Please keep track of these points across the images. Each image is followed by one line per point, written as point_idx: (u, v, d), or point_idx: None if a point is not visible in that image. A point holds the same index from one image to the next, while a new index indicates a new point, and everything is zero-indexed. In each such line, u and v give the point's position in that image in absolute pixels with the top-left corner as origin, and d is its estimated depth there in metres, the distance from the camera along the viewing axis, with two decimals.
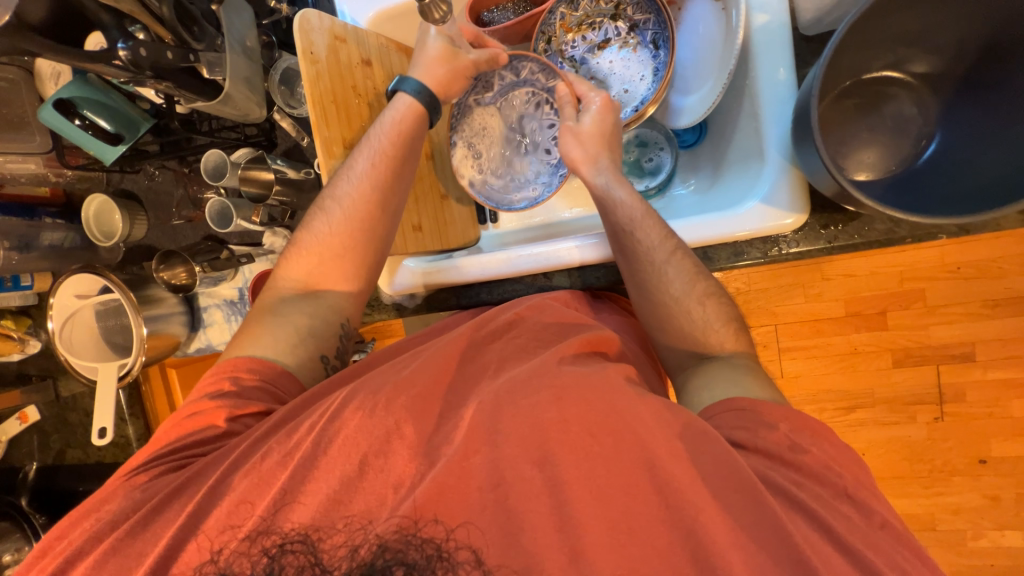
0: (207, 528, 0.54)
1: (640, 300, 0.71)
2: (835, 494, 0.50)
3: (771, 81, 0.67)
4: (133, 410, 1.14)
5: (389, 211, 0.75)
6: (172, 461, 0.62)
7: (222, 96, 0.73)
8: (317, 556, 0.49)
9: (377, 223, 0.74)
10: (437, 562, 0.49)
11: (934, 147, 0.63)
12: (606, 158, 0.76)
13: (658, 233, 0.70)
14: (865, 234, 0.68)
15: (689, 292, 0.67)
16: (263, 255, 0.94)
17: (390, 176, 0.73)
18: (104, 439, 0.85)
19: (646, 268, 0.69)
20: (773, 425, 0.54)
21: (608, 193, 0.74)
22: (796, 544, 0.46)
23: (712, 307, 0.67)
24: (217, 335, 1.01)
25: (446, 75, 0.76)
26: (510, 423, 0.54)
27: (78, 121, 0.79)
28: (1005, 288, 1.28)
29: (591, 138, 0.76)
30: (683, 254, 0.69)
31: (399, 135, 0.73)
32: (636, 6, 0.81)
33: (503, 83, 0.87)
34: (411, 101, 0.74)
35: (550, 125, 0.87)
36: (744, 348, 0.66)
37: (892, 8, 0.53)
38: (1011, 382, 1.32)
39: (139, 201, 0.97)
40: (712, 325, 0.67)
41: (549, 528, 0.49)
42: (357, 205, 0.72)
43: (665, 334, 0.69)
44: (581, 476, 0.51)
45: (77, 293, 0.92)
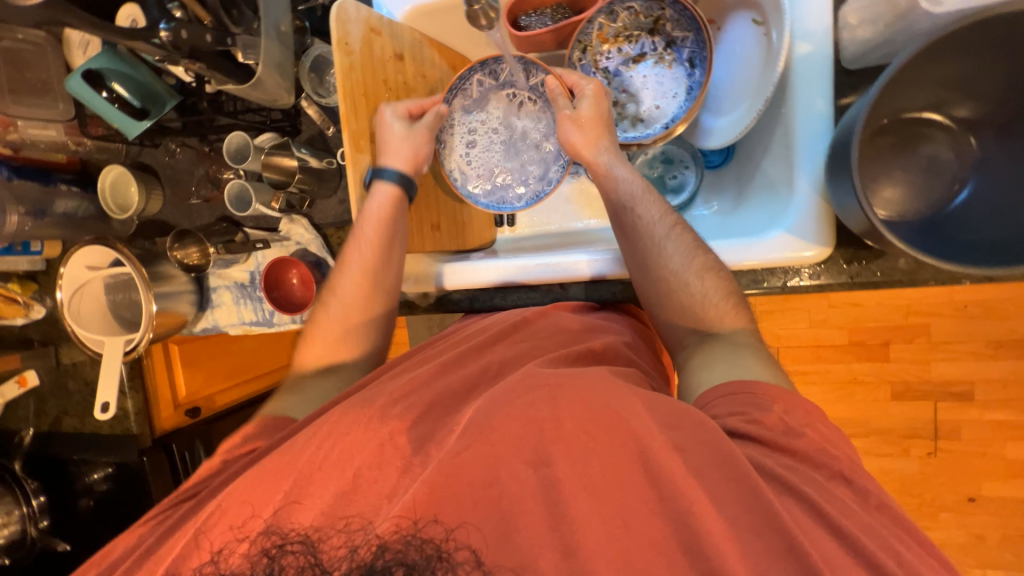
0: (210, 531, 0.53)
1: (638, 277, 0.71)
2: (830, 477, 0.50)
3: (807, 111, 0.67)
4: (133, 384, 1.09)
5: (383, 289, 0.79)
6: (174, 503, 0.62)
7: (252, 80, 0.73)
8: (317, 557, 0.47)
9: (375, 300, 0.79)
10: (437, 562, 0.46)
11: (966, 193, 0.63)
12: (608, 139, 0.75)
13: (658, 208, 0.71)
14: (887, 272, 0.68)
15: (688, 265, 0.67)
16: (278, 242, 0.92)
17: (379, 260, 0.77)
18: (106, 414, 0.85)
19: (645, 241, 0.70)
20: (767, 407, 0.53)
21: (610, 172, 0.74)
22: (793, 534, 0.44)
23: (711, 281, 0.66)
24: (225, 317, 1.00)
25: (413, 151, 0.76)
26: (504, 421, 0.52)
27: (105, 94, 0.79)
28: (1010, 332, 1.28)
29: (590, 124, 0.74)
30: (683, 229, 0.70)
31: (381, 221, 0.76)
32: (676, 23, 0.80)
33: (481, 88, 0.85)
34: (391, 189, 0.76)
35: (539, 121, 0.87)
36: (745, 323, 0.65)
37: (944, 50, 0.52)
38: (1005, 424, 1.32)
39: (156, 174, 0.96)
40: (711, 298, 0.66)
41: (541, 526, 0.47)
42: (354, 292, 0.78)
43: (664, 310, 0.69)
44: (575, 475, 0.49)
45: (89, 264, 0.91)
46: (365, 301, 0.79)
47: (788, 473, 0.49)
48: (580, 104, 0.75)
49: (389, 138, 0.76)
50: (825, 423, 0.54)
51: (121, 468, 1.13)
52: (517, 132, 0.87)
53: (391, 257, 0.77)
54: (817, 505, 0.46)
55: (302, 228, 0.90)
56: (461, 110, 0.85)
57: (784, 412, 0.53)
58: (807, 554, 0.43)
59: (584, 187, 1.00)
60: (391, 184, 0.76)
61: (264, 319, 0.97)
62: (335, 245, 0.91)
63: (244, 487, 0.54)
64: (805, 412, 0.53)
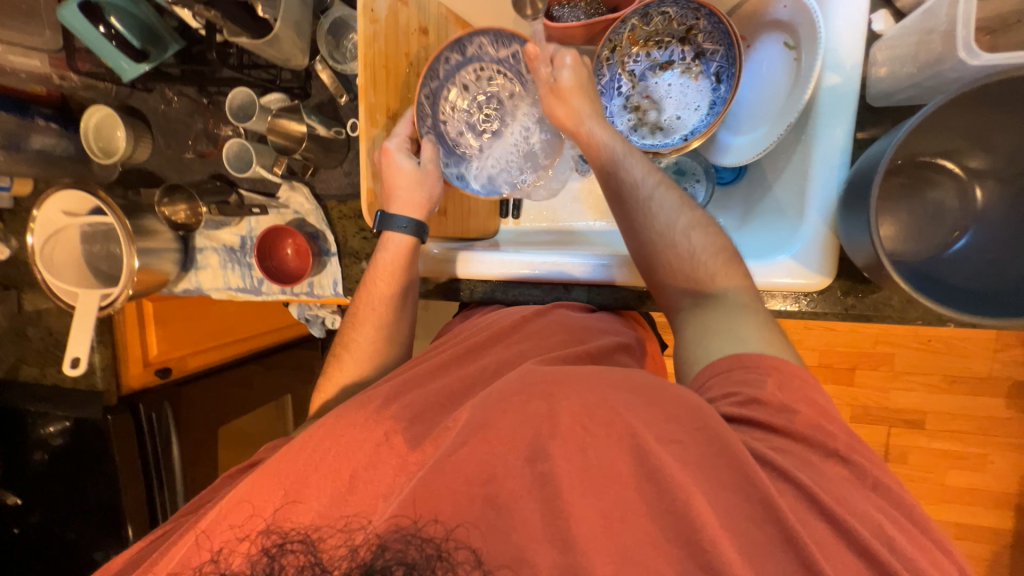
0: (210, 529, 0.53)
1: (627, 239, 0.71)
2: (825, 457, 0.50)
3: (827, 141, 0.68)
4: (103, 338, 1.05)
5: (399, 339, 0.79)
6: (178, 517, 0.65)
7: (269, 36, 0.69)
8: (317, 556, 0.48)
9: (386, 354, 0.78)
10: (437, 562, 0.47)
11: (964, 241, 0.65)
12: (587, 101, 0.73)
13: (644, 166, 0.71)
14: (879, 309, 0.70)
15: (674, 224, 0.67)
16: (275, 208, 0.88)
17: (394, 311, 0.77)
18: (76, 369, 0.81)
19: (631, 203, 0.70)
20: (763, 384, 0.54)
21: (592, 136, 0.73)
22: (788, 526, 0.44)
23: (699, 238, 0.66)
24: (209, 280, 0.95)
25: (426, 197, 0.75)
26: (501, 419, 0.52)
27: (103, 29, 0.72)
28: (965, 368, 1.36)
29: (569, 92, 0.73)
30: (670, 186, 0.70)
31: (392, 272, 0.76)
32: (708, 35, 0.79)
33: (448, 65, 0.79)
34: (407, 239, 0.76)
35: (510, 96, 0.86)
36: (738, 279, 0.64)
37: (965, 104, 0.55)
38: (948, 453, 1.41)
39: (145, 120, 0.90)
40: (700, 257, 0.66)
41: (538, 522, 0.48)
42: (364, 348, 0.76)
43: (655, 272, 0.68)
44: (572, 473, 0.49)
45: (66, 210, 0.85)
46: (383, 350, 0.77)
47: (777, 455, 0.49)
48: (558, 73, 0.74)
49: (402, 188, 0.73)
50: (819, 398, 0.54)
51: (82, 424, 1.08)
52: (490, 111, 0.86)
53: (406, 305, 0.78)
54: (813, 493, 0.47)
55: (302, 197, 0.86)
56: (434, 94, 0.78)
57: (778, 387, 0.53)
58: (799, 554, 0.44)
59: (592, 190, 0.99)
60: (404, 234, 0.75)
61: (252, 287, 0.93)
62: (335, 219, 0.87)
63: (246, 484, 0.54)
64: (800, 383, 0.54)
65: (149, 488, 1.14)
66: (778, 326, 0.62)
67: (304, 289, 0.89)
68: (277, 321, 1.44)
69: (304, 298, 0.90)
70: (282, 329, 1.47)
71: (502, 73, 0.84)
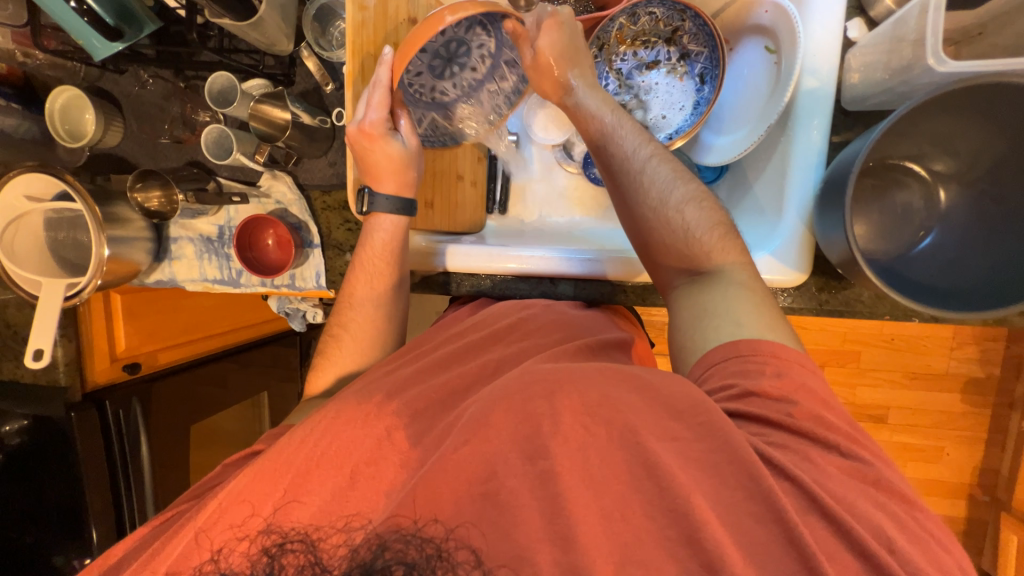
0: (207, 525, 0.51)
1: (621, 216, 0.72)
2: (825, 451, 0.53)
3: (805, 142, 0.71)
4: (66, 329, 1.00)
5: (396, 318, 0.81)
6: (186, 497, 0.64)
7: (254, 19, 0.67)
8: (317, 556, 0.47)
9: (387, 333, 0.80)
10: (436, 562, 0.46)
11: (929, 240, 0.69)
12: (572, 71, 0.72)
13: (635, 137, 0.71)
14: (851, 304, 0.74)
15: (667, 198, 0.68)
16: (256, 197, 0.85)
17: (392, 289, 0.78)
18: (40, 362, 0.76)
19: (623, 176, 0.71)
20: (759, 377, 0.56)
21: (581, 105, 0.73)
22: (788, 517, 0.47)
23: (692, 213, 0.67)
24: (184, 272, 0.92)
25: (408, 176, 0.75)
26: (498, 415, 0.52)
27: (74, 4, 0.68)
28: (925, 365, 1.44)
29: (548, 66, 0.70)
30: (662, 158, 0.70)
31: (387, 253, 0.76)
32: (693, 37, 0.81)
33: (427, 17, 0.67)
34: (397, 218, 0.76)
35: (478, 42, 0.75)
36: (731, 254, 0.66)
37: (933, 108, 0.58)
38: (909, 445, 1.49)
39: (118, 104, 0.86)
40: (694, 232, 0.67)
41: (538, 522, 0.48)
42: (363, 326, 0.78)
43: (650, 248, 0.70)
44: (572, 469, 0.50)
45: (28, 194, 0.81)
46: (381, 329, 0.79)
47: (777, 452, 0.51)
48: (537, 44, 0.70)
49: (388, 172, 0.73)
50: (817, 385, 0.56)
51: (43, 421, 1.02)
52: (454, 54, 0.75)
53: (404, 283, 0.79)
54: (812, 491, 0.49)
55: (285, 186, 0.83)
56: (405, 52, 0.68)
57: (774, 374, 0.56)
58: (788, 545, 0.46)
59: (572, 192, 1.01)
60: (391, 212, 0.76)
61: (230, 278, 0.91)
62: (319, 209, 0.85)
63: (237, 483, 0.52)
64: (799, 369, 0.56)
65: (117, 491, 1.09)
66: (776, 306, 0.63)
67: (285, 282, 0.87)
68: (253, 315, 1.43)
69: (285, 290, 0.88)
70: (257, 325, 1.45)
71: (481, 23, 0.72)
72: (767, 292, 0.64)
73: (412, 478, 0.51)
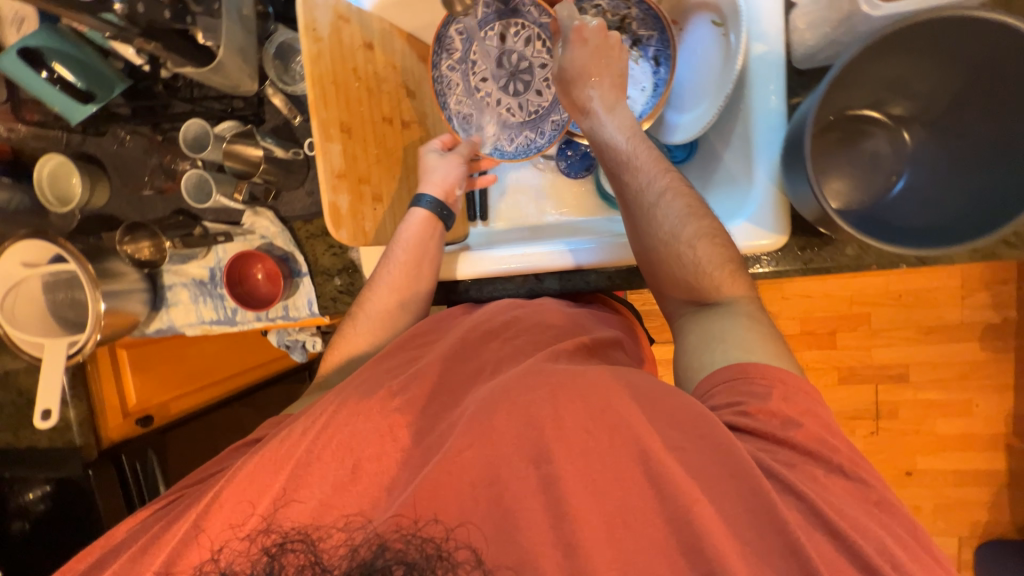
0: (206, 526, 0.52)
1: (633, 243, 0.72)
2: (828, 472, 0.51)
3: (763, 107, 0.72)
4: (76, 391, 1.01)
5: (411, 309, 0.79)
6: (176, 490, 0.63)
7: (213, 64, 0.69)
8: (317, 556, 0.47)
9: (401, 322, 0.79)
10: (437, 562, 0.46)
11: (903, 183, 0.70)
12: (592, 91, 0.75)
13: (650, 168, 0.70)
14: (836, 259, 0.73)
15: (680, 234, 0.67)
16: (240, 235, 0.88)
17: (410, 279, 0.78)
18: (47, 422, 0.78)
19: (636, 208, 0.70)
20: (765, 396, 0.55)
21: (597, 132, 0.75)
22: (792, 532, 0.45)
23: (705, 249, 0.66)
24: (181, 317, 0.94)
25: (444, 178, 0.81)
26: (488, 413, 0.53)
27: (45, 74, 0.73)
28: (938, 318, 1.41)
29: (570, 82, 0.76)
30: (677, 193, 0.68)
31: (412, 246, 0.78)
32: (642, 22, 0.82)
33: (489, 11, 0.85)
34: (424, 214, 0.79)
35: (541, 63, 0.88)
36: (741, 291, 0.66)
37: (879, 55, 0.59)
38: (935, 402, 1.45)
39: (101, 164, 0.89)
40: (705, 268, 0.66)
41: (539, 514, 0.48)
42: (382, 312, 0.78)
43: (659, 279, 0.70)
44: (567, 456, 0.50)
45: (25, 261, 0.84)
46: (391, 323, 0.78)
47: (783, 469, 0.50)
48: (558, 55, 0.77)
49: (428, 171, 0.82)
50: (821, 409, 0.55)
51: (62, 484, 1.03)
52: (517, 69, 0.89)
53: (422, 276, 0.78)
54: (813, 504, 0.48)
55: (268, 222, 0.86)
56: (462, 31, 0.85)
57: (782, 399, 0.55)
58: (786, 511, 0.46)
59: (553, 189, 1.02)
60: (425, 210, 0.79)
61: (227, 318, 0.92)
62: (303, 239, 0.87)
63: (238, 493, 0.53)
64: (804, 395, 0.55)
65: None
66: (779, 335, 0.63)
67: (279, 313, 0.88)
68: (257, 355, 1.40)
69: (281, 322, 0.89)
70: (264, 364, 1.42)
71: (540, 37, 0.86)
72: (771, 326, 0.64)
73: (410, 483, 0.51)
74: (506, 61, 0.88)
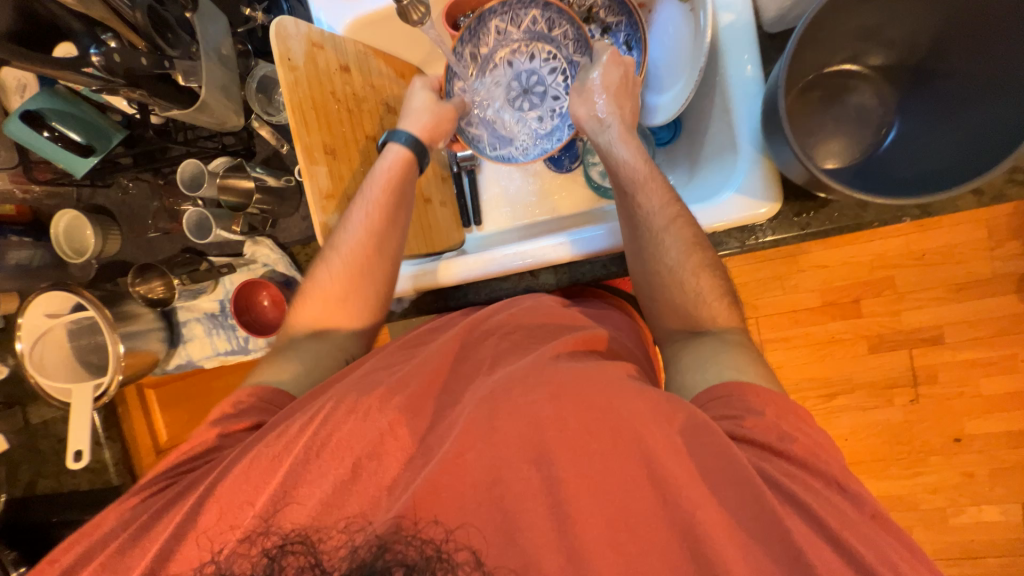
0: (204, 528, 0.53)
1: (634, 265, 0.72)
2: (826, 484, 0.49)
3: (739, 77, 0.71)
4: (110, 434, 1.08)
5: (386, 255, 0.76)
6: (164, 479, 0.61)
7: (198, 104, 0.72)
8: (317, 557, 0.49)
9: (377, 267, 0.76)
10: (437, 563, 0.47)
11: (893, 135, 0.68)
12: (608, 107, 0.76)
13: (661, 196, 0.70)
14: (836, 220, 0.71)
15: (684, 262, 0.67)
16: (243, 265, 0.91)
17: (385, 223, 0.75)
18: (80, 462, 0.81)
19: (644, 229, 0.70)
20: (760, 411, 0.53)
21: (611, 151, 0.75)
22: (792, 538, 0.44)
23: (706, 279, 0.67)
24: (197, 350, 0.98)
25: (431, 124, 0.81)
26: (484, 417, 0.53)
27: (46, 133, 0.78)
28: (967, 273, 1.34)
29: (591, 94, 0.78)
30: (685, 221, 0.68)
31: (389, 185, 0.76)
32: (608, 9, 0.83)
33: (534, 26, 0.87)
34: (402, 151, 0.78)
35: (554, 95, 0.91)
36: (735, 323, 0.66)
37: (849, 6, 0.58)
38: (976, 361, 1.38)
39: (113, 215, 0.94)
40: (704, 297, 0.66)
41: (541, 513, 0.48)
42: (356, 254, 0.74)
43: (658, 304, 0.70)
44: (566, 455, 0.50)
45: (48, 312, 0.88)
46: (358, 280, 0.75)
47: (786, 479, 0.48)
48: (590, 81, 0.78)
49: (413, 110, 0.82)
50: (814, 431, 0.53)
51: None
52: (530, 88, 0.91)
53: (396, 222, 0.76)
54: (815, 514, 0.46)
55: (267, 249, 0.88)
56: (501, 30, 0.87)
57: (777, 416, 0.53)
58: None
59: (541, 185, 1.02)
60: (404, 147, 0.78)
61: (240, 347, 0.95)
62: (303, 262, 0.90)
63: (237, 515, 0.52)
64: (795, 416, 0.53)
65: None
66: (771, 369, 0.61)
67: None
68: None
69: None
70: None
71: (563, 69, 0.89)
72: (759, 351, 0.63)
73: (409, 486, 0.51)
74: (522, 78, 0.91)
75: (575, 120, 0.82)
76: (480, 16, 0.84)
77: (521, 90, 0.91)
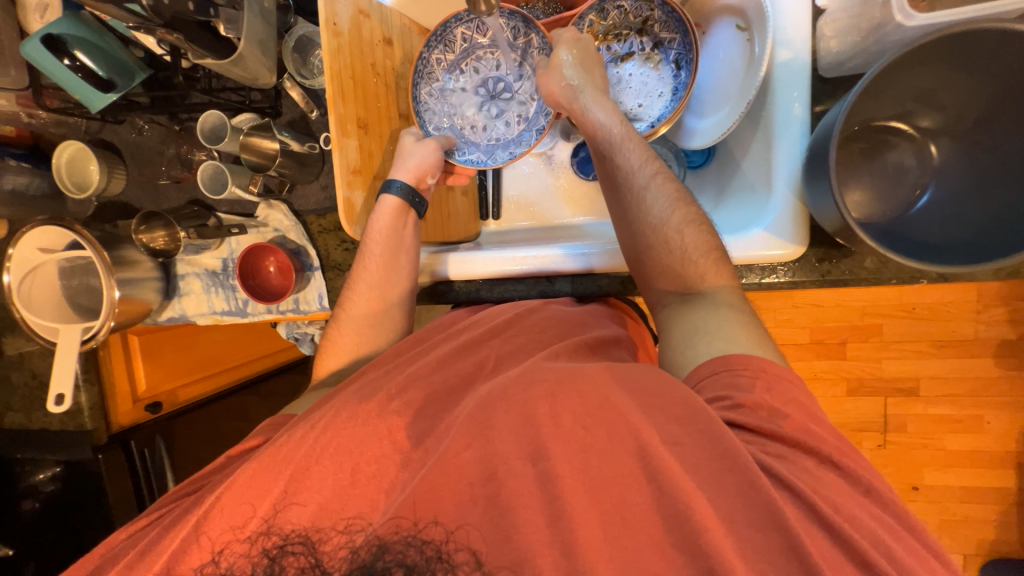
0: (208, 531, 0.52)
1: (620, 229, 0.71)
2: (818, 462, 0.49)
3: (786, 114, 0.70)
4: (88, 376, 1.01)
5: (391, 302, 0.79)
6: (185, 490, 0.64)
7: (234, 56, 0.69)
8: (317, 557, 0.48)
9: (384, 316, 0.79)
10: (437, 563, 0.46)
11: (926, 198, 0.69)
12: (578, 77, 0.73)
13: (640, 154, 0.69)
14: (856, 272, 0.72)
15: (668, 219, 0.67)
16: (253, 227, 0.88)
17: (388, 271, 0.77)
18: (60, 406, 0.78)
19: (627, 191, 0.70)
20: (749, 388, 0.53)
21: (587, 116, 0.72)
22: (792, 550, 0.43)
23: (692, 235, 0.66)
24: (193, 306, 0.95)
25: (417, 163, 0.76)
26: (486, 418, 0.53)
27: (67, 62, 0.73)
28: (952, 332, 1.38)
29: (558, 65, 0.73)
30: (665, 178, 0.69)
31: (387, 236, 0.76)
32: (664, 24, 0.81)
33: (501, 34, 0.81)
34: (395, 203, 0.75)
35: (522, 102, 0.85)
36: (724, 280, 0.65)
37: (912, 64, 0.57)
38: (946, 418, 1.42)
39: (120, 153, 0.90)
40: (691, 254, 0.66)
41: (539, 521, 0.47)
42: (364, 307, 0.78)
43: (647, 268, 0.69)
44: (569, 466, 0.49)
45: (42, 246, 0.84)
46: (364, 326, 0.78)
47: (777, 462, 0.48)
48: (557, 49, 0.73)
49: (402, 155, 0.77)
50: (810, 404, 0.53)
51: (74, 466, 1.04)
52: (497, 95, 0.86)
53: (399, 266, 0.78)
54: (814, 510, 0.45)
55: (281, 214, 0.86)
56: (467, 37, 0.81)
57: (764, 389, 0.53)
58: (779, 520, 0.44)
59: (563, 188, 1.01)
60: (395, 197, 0.75)
61: (237, 309, 0.93)
62: (316, 233, 0.87)
63: (237, 488, 0.53)
64: (787, 383, 0.54)
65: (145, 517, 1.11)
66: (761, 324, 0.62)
67: (290, 306, 0.89)
68: (265, 346, 1.42)
69: (291, 315, 0.90)
70: (272, 354, 1.43)
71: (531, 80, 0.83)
72: (753, 315, 0.63)
73: (409, 485, 0.51)
74: (490, 87, 0.85)
75: (544, 95, 0.77)
76: (450, 23, 0.79)
77: (490, 97, 0.86)
